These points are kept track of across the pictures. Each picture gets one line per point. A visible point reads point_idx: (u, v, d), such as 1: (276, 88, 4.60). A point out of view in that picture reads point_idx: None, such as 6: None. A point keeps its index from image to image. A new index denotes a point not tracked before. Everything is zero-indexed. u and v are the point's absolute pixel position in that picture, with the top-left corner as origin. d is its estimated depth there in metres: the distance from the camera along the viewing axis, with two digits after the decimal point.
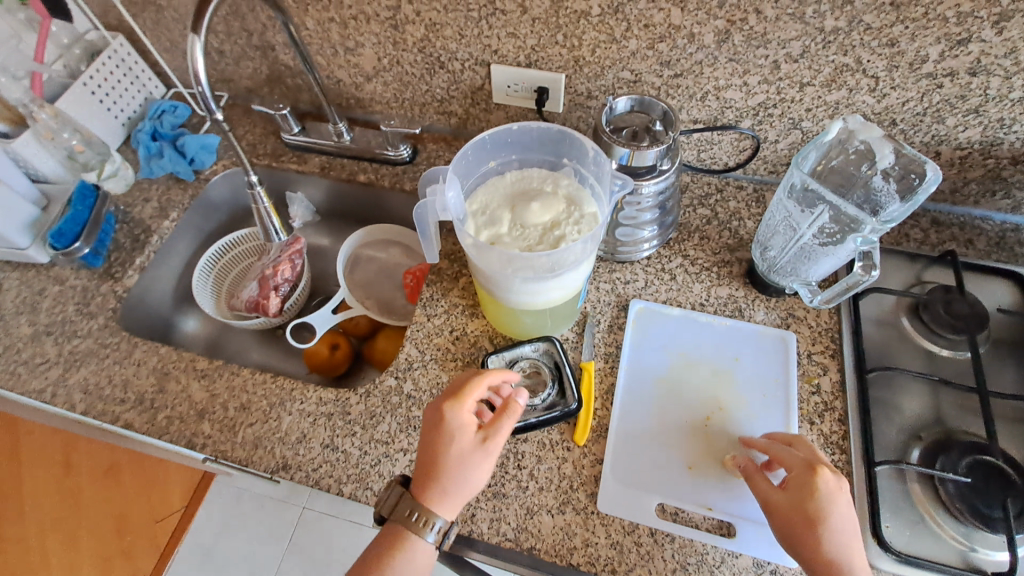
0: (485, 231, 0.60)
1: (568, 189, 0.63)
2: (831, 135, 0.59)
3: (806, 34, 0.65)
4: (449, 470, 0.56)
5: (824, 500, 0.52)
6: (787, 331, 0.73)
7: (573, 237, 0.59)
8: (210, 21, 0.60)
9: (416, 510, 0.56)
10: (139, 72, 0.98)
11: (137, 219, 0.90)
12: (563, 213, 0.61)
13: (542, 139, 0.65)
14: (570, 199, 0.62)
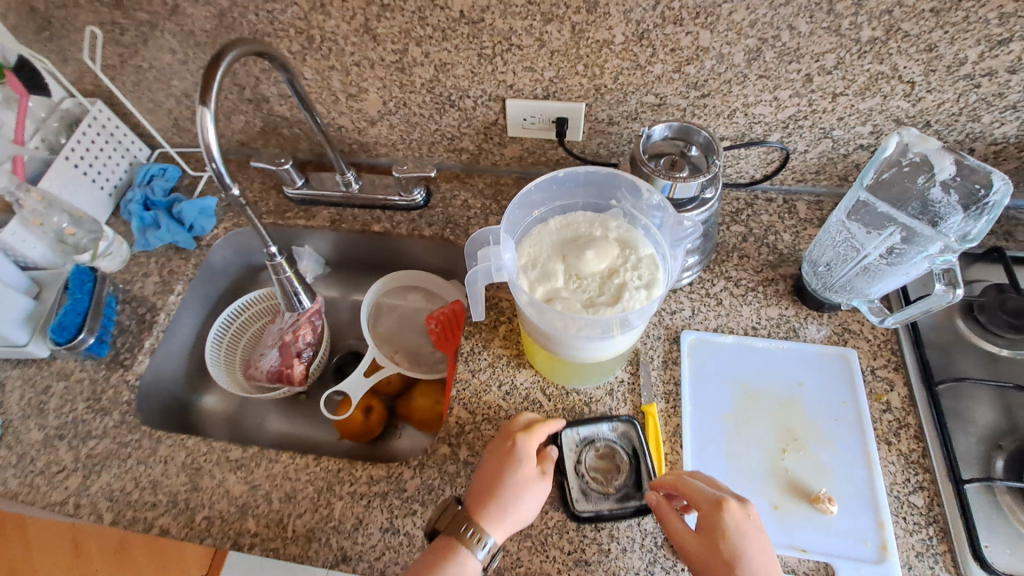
0: (540, 287, 0.56)
1: (620, 231, 0.60)
2: (889, 150, 0.62)
3: (841, 47, 0.63)
4: (506, 493, 0.57)
5: (734, 541, 0.51)
6: (846, 347, 0.71)
7: (637, 284, 0.55)
8: (219, 92, 0.57)
9: (471, 526, 0.56)
10: (121, 137, 0.91)
11: (139, 297, 0.84)
12: (620, 259, 0.57)
13: (587, 184, 0.64)
14: (624, 242, 0.59)
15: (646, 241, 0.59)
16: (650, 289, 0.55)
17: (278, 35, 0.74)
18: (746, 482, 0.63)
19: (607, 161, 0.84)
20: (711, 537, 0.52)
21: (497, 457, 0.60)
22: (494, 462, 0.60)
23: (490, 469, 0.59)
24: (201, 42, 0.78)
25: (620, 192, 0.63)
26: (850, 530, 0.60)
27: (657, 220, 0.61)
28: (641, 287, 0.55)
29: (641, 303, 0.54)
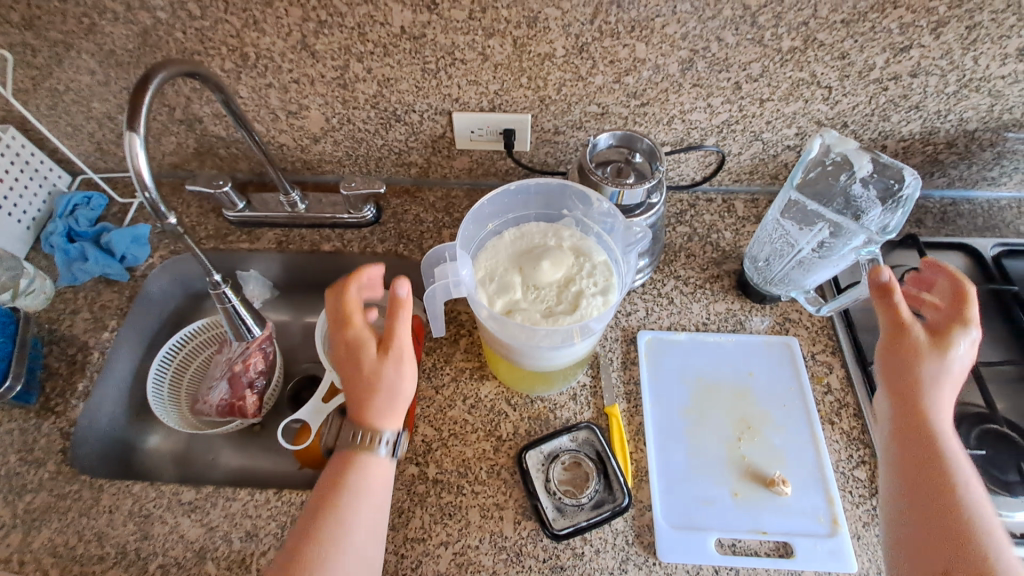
0: (499, 300, 0.56)
1: (573, 240, 0.62)
2: (813, 151, 0.67)
3: (766, 56, 0.67)
4: (373, 387, 0.57)
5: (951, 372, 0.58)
6: (788, 336, 0.75)
7: (593, 291, 0.57)
8: (148, 116, 0.54)
9: (359, 432, 0.57)
10: (37, 164, 0.85)
11: (69, 337, 0.78)
12: (575, 267, 0.59)
13: (539, 196, 0.65)
14: (578, 250, 0.61)
15: (599, 249, 0.61)
16: (606, 295, 0.56)
17: (209, 54, 0.71)
18: (706, 472, 0.65)
19: (555, 170, 0.85)
20: (903, 366, 0.59)
21: (350, 374, 0.58)
22: (352, 381, 0.58)
23: (352, 392, 0.58)
24: (123, 61, 0.73)
25: (572, 203, 0.65)
26: (805, 509, 0.63)
27: (608, 226, 0.63)
28: (596, 293, 0.57)
29: (599, 309, 0.55)
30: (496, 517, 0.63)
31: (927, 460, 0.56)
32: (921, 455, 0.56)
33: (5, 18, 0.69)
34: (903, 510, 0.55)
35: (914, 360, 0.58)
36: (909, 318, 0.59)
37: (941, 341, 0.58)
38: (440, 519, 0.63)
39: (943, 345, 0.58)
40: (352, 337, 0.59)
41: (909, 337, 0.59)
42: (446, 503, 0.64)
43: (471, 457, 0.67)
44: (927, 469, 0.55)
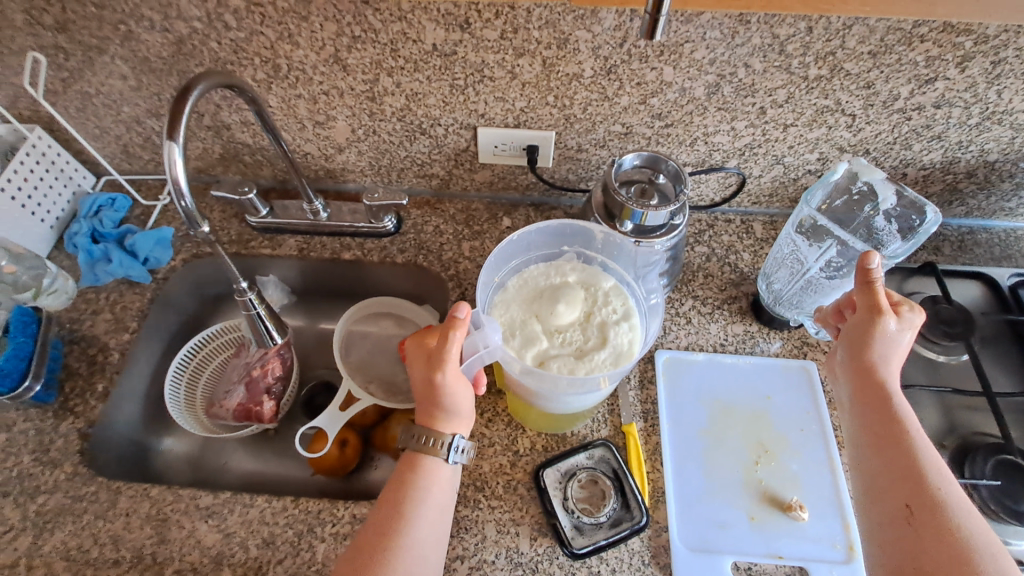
0: (530, 352, 0.58)
1: (577, 273, 0.65)
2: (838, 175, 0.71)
3: (792, 83, 0.68)
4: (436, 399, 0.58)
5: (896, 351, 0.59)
6: (805, 359, 0.76)
7: (615, 319, 0.61)
8: (187, 126, 0.55)
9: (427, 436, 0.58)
10: (63, 164, 0.85)
11: (90, 337, 0.78)
12: (589, 299, 0.63)
13: (539, 237, 0.68)
14: (585, 281, 0.65)
15: (604, 275, 0.65)
16: (628, 319, 0.61)
17: (242, 64, 0.72)
18: (723, 494, 0.66)
19: (576, 186, 0.86)
20: (863, 344, 0.59)
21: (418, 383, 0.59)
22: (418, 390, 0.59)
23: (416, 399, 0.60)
24: (156, 68, 0.74)
25: (572, 239, 0.69)
26: (821, 535, 0.64)
27: (612, 256, 0.68)
28: (619, 319, 0.61)
29: (626, 335, 0.60)
30: (512, 533, 0.63)
31: (891, 429, 0.56)
32: (881, 423, 0.57)
33: (41, 23, 0.70)
34: (871, 473, 0.55)
35: (875, 340, 0.58)
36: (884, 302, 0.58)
37: (894, 316, 0.58)
38: (457, 533, 0.63)
39: (899, 320, 0.58)
40: (420, 350, 0.59)
41: (879, 320, 0.58)
42: (463, 516, 0.64)
43: (488, 471, 0.67)
44: (888, 436, 0.56)
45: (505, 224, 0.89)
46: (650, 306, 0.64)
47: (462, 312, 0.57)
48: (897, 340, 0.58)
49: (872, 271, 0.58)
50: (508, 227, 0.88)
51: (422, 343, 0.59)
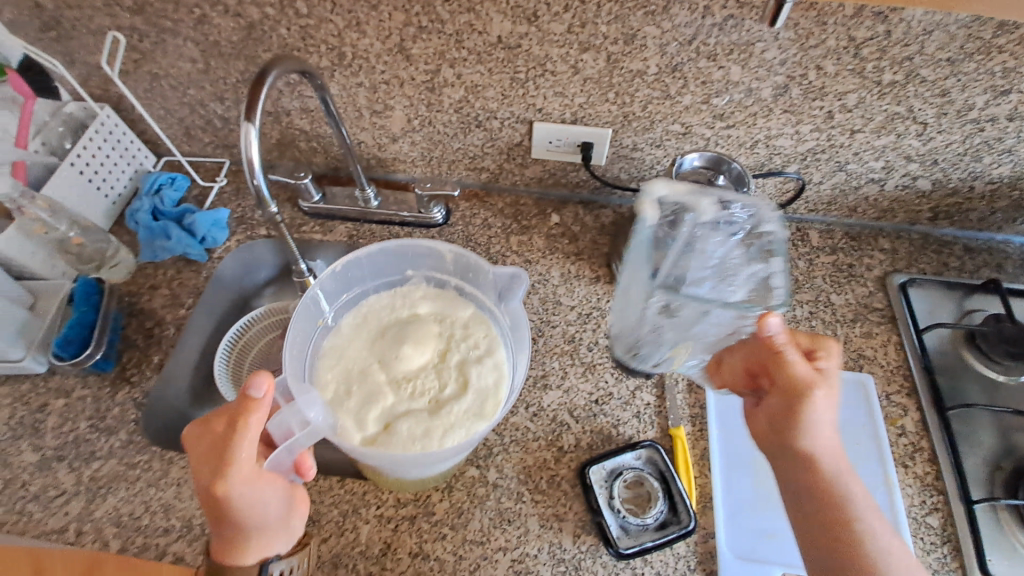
0: (373, 413, 0.58)
1: (428, 303, 0.68)
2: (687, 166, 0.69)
3: (863, 88, 0.67)
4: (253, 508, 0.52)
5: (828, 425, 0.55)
6: (862, 373, 0.74)
7: (477, 355, 0.62)
8: (264, 108, 0.56)
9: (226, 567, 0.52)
10: (127, 144, 0.88)
11: (147, 311, 0.81)
12: (444, 335, 0.65)
13: (375, 264, 0.69)
14: (438, 312, 0.67)
15: (459, 306, 0.68)
16: (491, 354, 0.63)
17: (309, 50, 0.73)
18: (775, 505, 0.64)
19: (627, 185, 0.85)
20: (796, 424, 0.55)
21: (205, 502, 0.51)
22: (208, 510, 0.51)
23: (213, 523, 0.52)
24: (225, 53, 0.76)
25: (415, 262, 0.70)
26: None
27: (472, 281, 0.69)
28: (480, 355, 0.62)
29: (485, 369, 0.61)
30: (555, 528, 0.63)
31: (839, 520, 0.53)
32: (829, 513, 0.54)
33: (121, 4, 0.72)
34: (819, 554, 0.53)
35: (805, 424, 0.54)
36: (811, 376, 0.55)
37: (825, 386, 0.54)
38: (500, 524, 0.63)
39: (828, 393, 0.54)
40: (202, 449, 0.51)
41: (806, 400, 0.54)
42: (506, 508, 0.64)
43: (533, 465, 0.67)
44: (835, 529, 0.53)
45: (554, 220, 0.88)
46: (513, 322, 0.65)
47: (258, 389, 0.49)
48: (821, 417, 0.55)
49: (781, 343, 0.56)
50: (557, 223, 0.88)
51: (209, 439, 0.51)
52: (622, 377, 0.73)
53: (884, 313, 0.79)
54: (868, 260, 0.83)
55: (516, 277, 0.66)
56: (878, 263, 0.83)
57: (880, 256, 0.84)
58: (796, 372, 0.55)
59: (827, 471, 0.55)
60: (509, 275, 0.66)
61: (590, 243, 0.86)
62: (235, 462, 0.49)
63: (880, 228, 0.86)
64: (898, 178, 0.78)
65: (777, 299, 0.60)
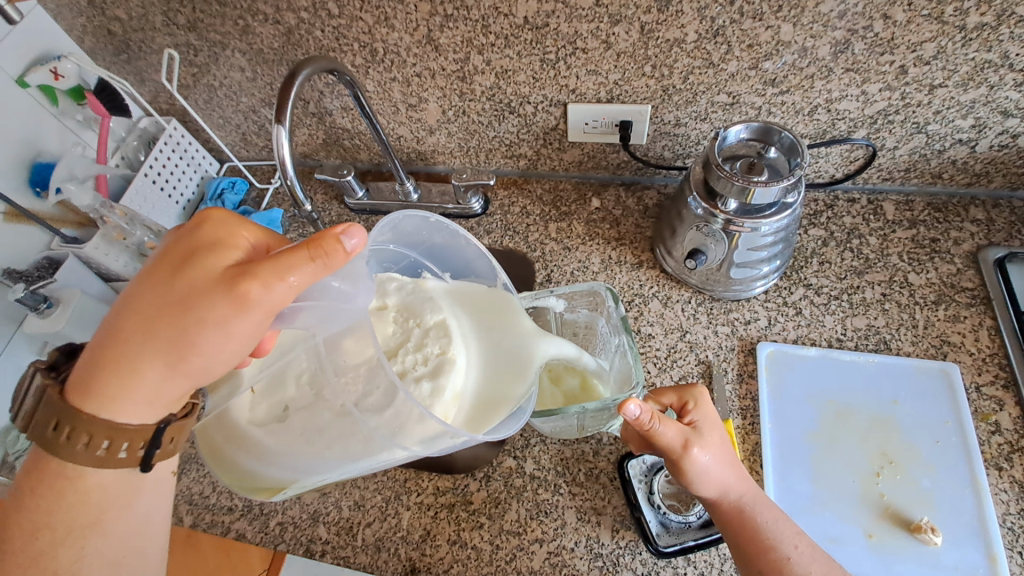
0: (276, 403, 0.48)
1: (401, 294, 0.52)
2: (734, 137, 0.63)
3: (943, 35, 0.58)
4: (214, 344, 0.41)
5: (698, 477, 0.51)
6: (946, 361, 0.66)
7: (420, 374, 0.47)
8: (292, 109, 0.61)
9: (132, 390, 0.42)
10: (193, 152, 0.95)
11: None
12: (399, 336, 0.49)
13: (432, 243, 0.55)
14: (407, 308, 0.51)
15: (437, 307, 0.51)
16: (434, 378, 0.46)
17: (343, 50, 0.75)
18: (835, 507, 0.59)
19: (672, 164, 0.81)
20: (683, 477, 0.51)
21: (155, 300, 0.40)
22: (152, 312, 0.40)
23: (137, 329, 0.41)
24: (269, 59, 0.79)
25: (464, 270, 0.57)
26: (958, 563, 0.56)
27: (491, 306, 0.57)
28: (424, 376, 0.47)
29: (421, 397, 0.45)
30: (593, 522, 0.61)
31: (759, 553, 0.49)
32: (745, 545, 0.50)
33: (175, 23, 0.76)
34: None
35: (692, 477, 0.51)
36: (679, 436, 0.50)
37: (698, 439, 0.51)
38: (537, 516, 0.63)
39: (705, 446, 0.51)
40: (217, 231, 0.42)
41: (685, 459, 0.50)
42: (543, 500, 0.63)
43: (571, 456, 0.65)
44: (764, 559, 0.49)
45: (594, 205, 0.85)
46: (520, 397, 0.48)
47: (352, 240, 0.40)
48: (712, 461, 0.51)
49: (645, 422, 0.48)
50: (598, 207, 0.85)
51: (241, 245, 0.42)
52: (665, 367, 0.69)
53: (976, 293, 0.69)
54: (956, 233, 0.73)
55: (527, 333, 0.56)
56: (968, 237, 0.73)
57: (972, 228, 0.73)
58: (663, 439, 0.50)
59: (736, 504, 0.52)
60: None
61: (633, 227, 0.82)
62: (257, 301, 0.39)
63: (971, 195, 0.75)
64: (994, 137, 0.68)
65: (634, 375, 0.55)
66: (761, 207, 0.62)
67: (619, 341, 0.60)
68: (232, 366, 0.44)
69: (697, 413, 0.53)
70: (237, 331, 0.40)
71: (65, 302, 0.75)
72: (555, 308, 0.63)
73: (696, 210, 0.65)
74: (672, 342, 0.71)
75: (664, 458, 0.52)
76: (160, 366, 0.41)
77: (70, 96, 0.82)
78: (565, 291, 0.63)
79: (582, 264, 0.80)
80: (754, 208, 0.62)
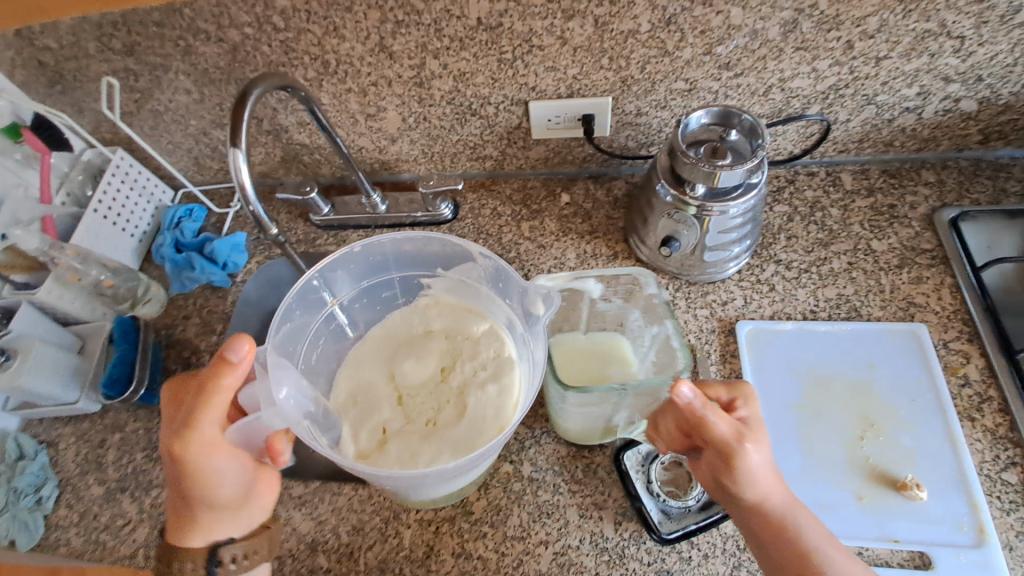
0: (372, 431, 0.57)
1: (447, 321, 0.64)
2: (695, 123, 0.64)
3: (884, 8, 0.60)
4: (199, 473, 0.50)
5: (745, 478, 0.50)
6: (914, 322, 0.68)
7: (482, 379, 0.58)
8: (247, 131, 0.59)
9: (176, 525, 0.53)
10: (145, 182, 0.90)
11: (182, 340, 0.83)
12: (455, 354, 0.61)
13: (399, 250, 0.65)
14: (455, 331, 0.63)
15: (478, 324, 0.64)
16: (496, 381, 0.58)
17: (293, 64, 0.72)
18: (825, 477, 0.61)
19: (637, 153, 0.81)
20: (731, 478, 0.51)
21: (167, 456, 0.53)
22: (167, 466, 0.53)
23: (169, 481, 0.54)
24: (216, 79, 0.76)
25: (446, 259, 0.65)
26: (946, 516, 0.58)
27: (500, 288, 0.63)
28: (487, 380, 0.58)
29: (487, 399, 0.56)
30: (595, 517, 0.62)
31: (793, 556, 0.49)
32: (778, 546, 0.49)
33: (112, 48, 0.73)
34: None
35: (740, 476, 0.50)
36: (736, 432, 0.50)
37: (752, 438, 0.51)
38: (539, 518, 0.63)
39: (757, 444, 0.51)
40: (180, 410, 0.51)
41: (739, 456, 0.50)
42: (543, 502, 0.63)
43: (567, 455, 0.66)
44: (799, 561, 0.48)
45: (564, 200, 0.85)
46: (538, 351, 0.58)
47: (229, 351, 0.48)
48: (761, 460, 0.51)
49: (698, 407, 0.50)
50: (568, 202, 0.85)
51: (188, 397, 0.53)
52: None
53: (935, 254, 0.72)
54: (911, 198, 0.76)
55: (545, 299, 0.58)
56: (923, 200, 0.76)
57: (926, 191, 0.76)
58: (717, 431, 0.50)
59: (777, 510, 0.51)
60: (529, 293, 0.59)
61: (604, 219, 0.83)
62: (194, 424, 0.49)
63: (922, 159, 0.78)
64: (937, 103, 0.70)
65: (680, 361, 0.58)
66: (728, 191, 0.63)
67: (656, 328, 0.62)
68: (232, 480, 0.53)
69: (748, 410, 0.53)
70: (197, 455, 0.50)
71: (23, 353, 0.71)
72: (593, 291, 0.65)
73: (665, 198, 0.66)
74: None
75: (714, 456, 0.52)
76: (182, 502, 0.52)
77: (5, 134, 0.77)
78: (605, 273, 0.65)
79: (558, 261, 0.80)
80: (721, 192, 0.63)
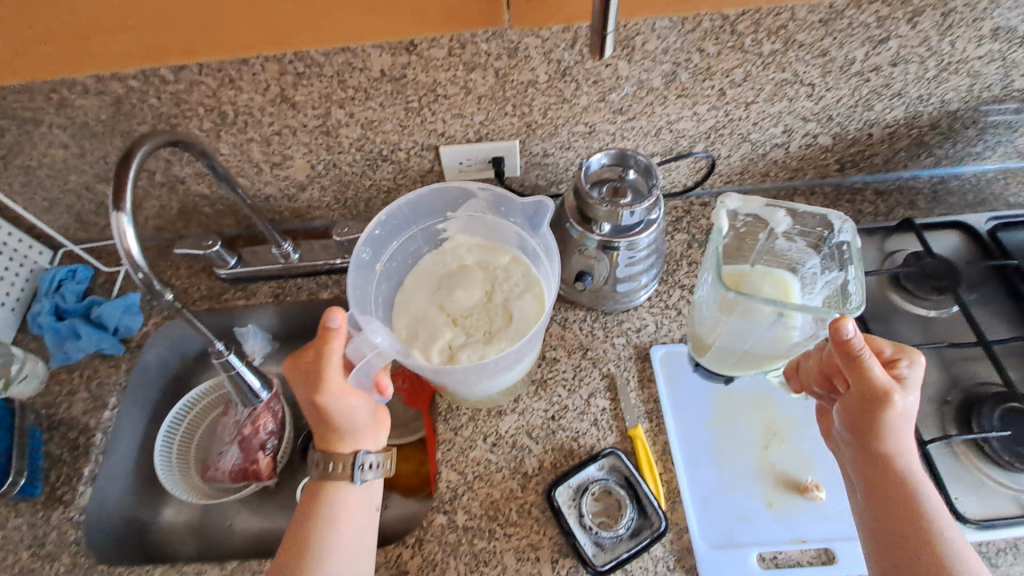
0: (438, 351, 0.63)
1: (472, 253, 0.71)
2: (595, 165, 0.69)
3: (747, 61, 0.68)
4: (336, 411, 0.58)
5: (895, 427, 0.53)
6: None
7: (516, 293, 0.66)
8: (133, 193, 0.55)
9: (331, 461, 0.60)
10: (14, 242, 0.81)
11: (68, 419, 0.75)
12: (488, 278, 0.68)
13: (411, 212, 0.69)
14: (483, 260, 0.70)
15: (501, 251, 0.70)
16: (527, 293, 0.65)
17: (187, 115, 0.69)
18: (740, 488, 0.66)
19: (547, 191, 0.85)
20: (879, 429, 0.54)
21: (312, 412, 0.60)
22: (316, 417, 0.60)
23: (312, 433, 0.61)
24: (98, 132, 0.71)
25: (453, 204, 0.70)
26: (843, 512, 0.64)
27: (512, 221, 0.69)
28: (520, 293, 0.66)
29: (526, 307, 0.64)
30: (532, 558, 0.62)
31: (913, 513, 0.53)
32: (898, 498, 0.53)
33: None
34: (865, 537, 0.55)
35: (893, 423, 0.53)
36: (889, 386, 0.52)
37: (901, 387, 0.53)
38: (476, 568, 0.62)
39: (905, 394, 0.53)
40: (307, 369, 0.58)
41: (890, 407, 0.52)
42: (480, 549, 0.62)
43: (501, 497, 0.65)
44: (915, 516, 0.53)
45: None
46: (547, 247, 0.66)
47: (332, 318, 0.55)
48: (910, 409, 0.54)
49: (858, 348, 0.51)
50: None
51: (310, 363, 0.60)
52: (574, 388, 0.72)
53: None
54: None
55: (540, 206, 0.65)
56: None
57: None
58: (876, 381, 0.52)
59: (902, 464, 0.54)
60: (534, 206, 0.65)
61: None
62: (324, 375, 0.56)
63: (794, 186, 0.88)
64: (800, 139, 0.80)
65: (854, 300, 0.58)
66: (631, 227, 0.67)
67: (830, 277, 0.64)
68: (361, 413, 0.60)
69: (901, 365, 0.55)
70: (337, 396, 0.57)
71: None
72: (781, 224, 0.64)
73: (575, 236, 0.69)
74: (576, 362, 0.74)
75: (856, 407, 0.54)
76: (332, 441, 0.60)
77: None
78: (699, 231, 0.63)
79: None
80: (625, 228, 0.67)
